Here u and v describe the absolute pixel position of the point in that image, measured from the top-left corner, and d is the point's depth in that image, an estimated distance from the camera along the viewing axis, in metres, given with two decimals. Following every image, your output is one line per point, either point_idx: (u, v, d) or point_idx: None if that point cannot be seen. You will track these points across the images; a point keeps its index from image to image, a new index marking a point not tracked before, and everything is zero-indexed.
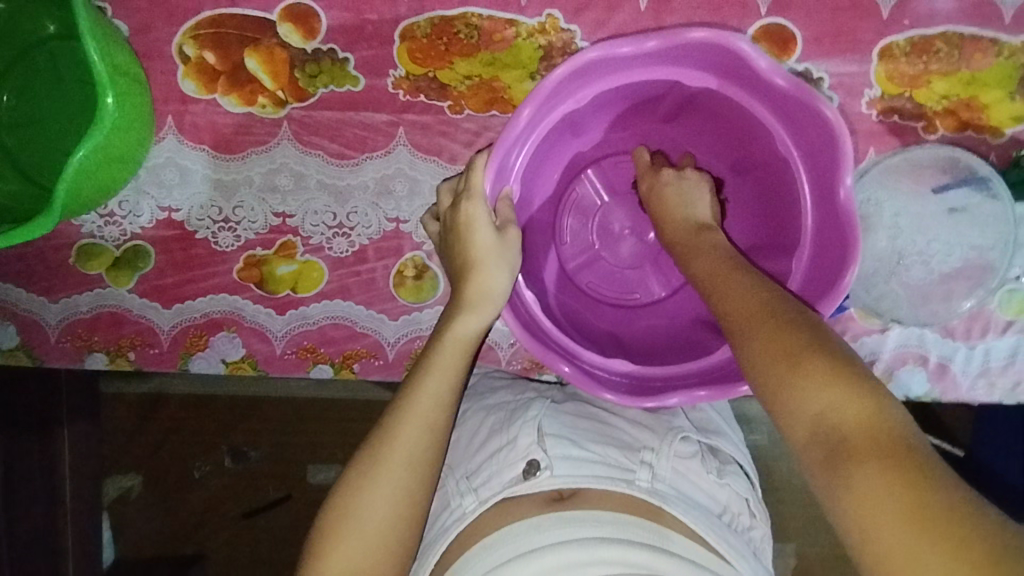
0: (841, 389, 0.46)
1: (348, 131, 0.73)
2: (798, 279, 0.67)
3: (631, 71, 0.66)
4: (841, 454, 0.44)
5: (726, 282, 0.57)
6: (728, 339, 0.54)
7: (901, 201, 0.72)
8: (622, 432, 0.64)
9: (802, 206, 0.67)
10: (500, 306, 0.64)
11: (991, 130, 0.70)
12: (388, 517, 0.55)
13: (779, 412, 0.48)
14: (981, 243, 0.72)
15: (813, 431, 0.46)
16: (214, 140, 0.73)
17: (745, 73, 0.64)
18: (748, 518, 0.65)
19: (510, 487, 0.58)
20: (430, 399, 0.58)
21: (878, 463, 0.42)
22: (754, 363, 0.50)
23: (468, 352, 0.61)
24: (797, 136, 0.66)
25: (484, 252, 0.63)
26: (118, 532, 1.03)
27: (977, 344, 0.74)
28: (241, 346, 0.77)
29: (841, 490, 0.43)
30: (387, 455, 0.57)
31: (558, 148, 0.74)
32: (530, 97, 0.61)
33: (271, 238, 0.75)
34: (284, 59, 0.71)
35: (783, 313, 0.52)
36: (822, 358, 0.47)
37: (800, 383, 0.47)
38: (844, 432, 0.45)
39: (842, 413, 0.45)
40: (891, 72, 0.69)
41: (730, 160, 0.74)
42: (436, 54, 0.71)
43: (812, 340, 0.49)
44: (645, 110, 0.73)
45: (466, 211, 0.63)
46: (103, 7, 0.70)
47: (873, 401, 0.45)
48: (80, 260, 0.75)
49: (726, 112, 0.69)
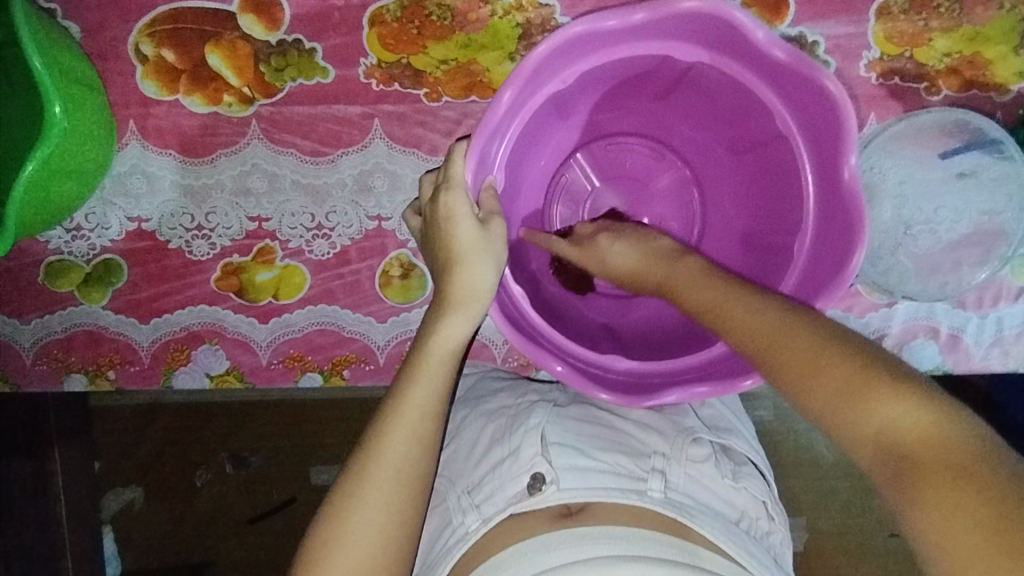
0: (906, 402, 0.42)
1: (321, 126, 0.69)
2: (802, 265, 0.64)
3: (619, 48, 0.62)
4: (915, 475, 0.40)
5: (739, 297, 0.52)
6: (755, 364, 0.50)
7: (907, 168, 0.68)
8: (631, 437, 0.62)
9: (802, 187, 0.64)
10: (487, 301, 0.60)
11: (996, 87, 0.66)
12: (378, 528, 0.53)
13: (838, 432, 0.44)
14: (990, 207, 0.68)
15: (879, 450, 0.42)
16: (180, 143, 0.69)
17: (740, 47, 0.60)
18: (767, 523, 0.62)
19: (515, 504, 0.55)
20: (416, 407, 0.56)
21: (955, 482, 0.39)
22: (794, 383, 0.46)
23: (456, 353, 0.58)
24: (796, 112, 0.62)
25: (467, 245, 0.60)
26: (122, 548, 0.99)
27: (989, 313, 0.71)
28: (225, 359, 0.74)
29: (918, 517, 0.40)
30: (373, 466, 0.54)
31: (544, 132, 0.70)
32: (512, 77, 0.58)
33: (248, 244, 0.72)
34: (247, 54, 0.67)
35: (817, 325, 0.48)
36: (879, 376, 0.44)
37: (860, 401, 0.43)
38: (913, 451, 0.41)
39: (911, 431, 0.42)
40: (889, 32, 0.65)
41: (726, 139, 0.71)
42: (408, 39, 0.67)
43: (861, 356, 0.45)
44: (634, 87, 0.70)
45: (446, 202, 0.60)
46: (52, 9, 0.66)
47: (937, 413, 0.42)
48: (49, 279, 0.72)
49: (719, 90, 0.66)
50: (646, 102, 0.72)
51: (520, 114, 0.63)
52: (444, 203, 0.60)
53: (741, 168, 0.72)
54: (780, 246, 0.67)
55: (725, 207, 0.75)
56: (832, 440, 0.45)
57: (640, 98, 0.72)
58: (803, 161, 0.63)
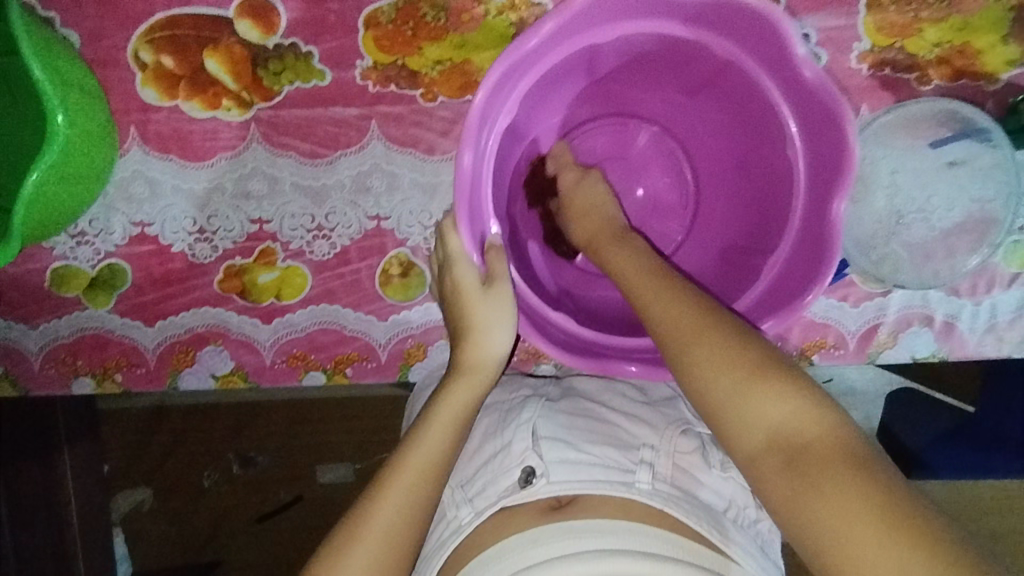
0: (792, 399, 0.47)
1: (319, 128, 0.70)
2: (798, 221, 0.65)
3: (585, 32, 0.63)
4: (798, 462, 0.45)
5: (658, 291, 0.55)
6: (664, 352, 0.53)
7: (898, 157, 0.69)
8: (621, 429, 0.63)
9: (788, 142, 0.64)
10: (501, 363, 0.65)
11: (986, 76, 0.67)
12: (376, 557, 0.54)
13: (732, 428, 0.48)
14: (983, 195, 0.69)
15: (768, 441, 0.46)
16: (180, 148, 0.70)
17: (706, 9, 0.61)
18: (755, 510, 0.62)
19: (506, 496, 0.57)
20: (430, 444, 0.59)
21: (833, 467, 0.43)
22: (700, 375, 0.50)
23: (468, 407, 0.62)
24: (769, 70, 0.63)
25: (481, 318, 0.64)
26: (132, 546, 1.01)
27: (983, 300, 0.72)
28: (229, 359, 0.75)
29: (794, 499, 0.44)
30: (381, 497, 0.56)
31: (536, 117, 0.72)
32: (502, 56, 0.58)
33: (249, 246, 0.73)
34: (245, 58, 0.68)
35: (723, 319, 0.52)
36: (774, 376, 0.48)
37: (755, 394, 0.47)
38: (802, 443, 0.45)
39: (800, 427, 0.46)
40: (879, 23, 0.66)
41: (710, 111, 0.72)
42: (403, 40, 0.67)
43: (764, 356, 0.49)
44: (617, 69, 0.71)
45: (453, 279, 0.65)
46: (51, 18, 0.67)
47: (823, 417, 0.46)
48: (55, 284, 0.73)
49: (693, 60, 0.67)
50: (647, 88, 0.74)
51: (507, 107, 0.64)
52: (454, 275, 0.65)
53: (727, 139, 0.73)
54: (768, 231, 0.68)
55: (719, 178, 0.76)
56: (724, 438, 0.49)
57: (620, 80, 0.73)
58: (796, 149, 0.64)
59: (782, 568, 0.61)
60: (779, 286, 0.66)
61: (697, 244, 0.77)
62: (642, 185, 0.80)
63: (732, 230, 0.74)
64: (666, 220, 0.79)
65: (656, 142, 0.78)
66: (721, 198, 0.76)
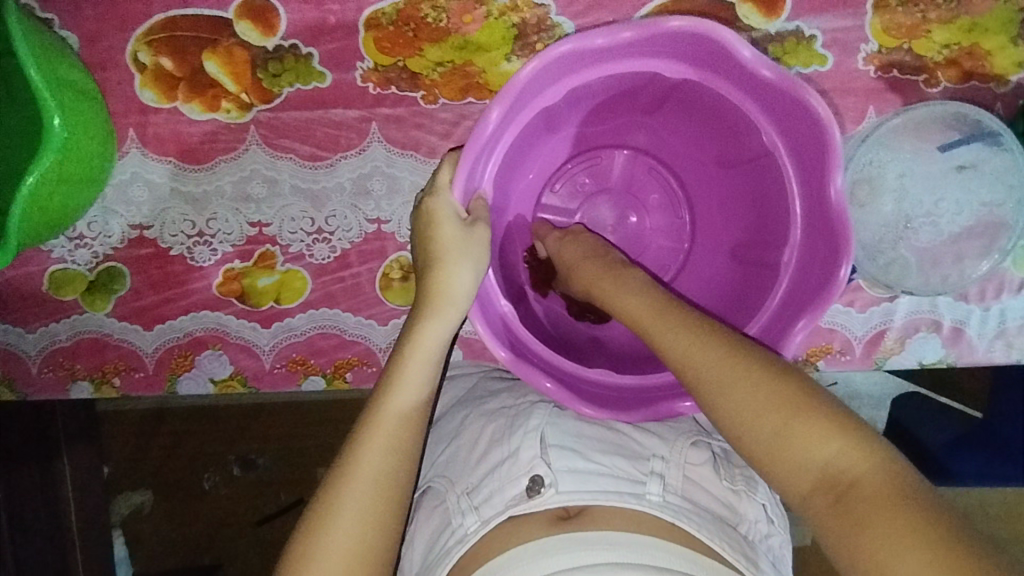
0: (841, 436, 0.46)
1: (319, 130, 0.69)
2: (789, 280, 0.65)
3: (606, 64, 0.62)
4: (853, 503, 0.44)
5: (667, 327, 0.54)
6: (692, 391, 0.52)
7: (906, 161, 0.68)
8: (630, 440, 0.62)
9: (790, 199, 0.64)
10: (470, 298, 0.61)
11: (995, 78, 0.66)
12: (370, 509, 0.53)
13: (776, 470, 0.47)
14: (991, 199, 0.68)
15: (820, 481, 0.46)
16: (179, 150, 0.70)
17: (714, 57, 0.60)
18: (766, 525, 0.61)
19: (513, 506, 0.55)
20: (416, 374, 0.58)
21: (891, 508, 0.42)
22: (734, 417, 0.49)
23: (436, 360, 0.59)
24: (777, 120, 0.62)
25: (450, 243, 0.61)
26: (132, 550, 1.00)
27: (992, 306, 0.71)
28: (228, 364, 0.74)
29: (852, 542, 0.43)
30: (352, 467, 0.54)
31: (531, 146, 0.71)
32: (500, 94, 0.58)
33: (249, 249, 0.72)
34: (244, 59, 0.67)
35: (752, 355, 0.51)
36: (812, 410, 0.47)
37: (802, 434, 0.46)
38: (849, 480, 0.45)
39: (844, 464, 0.45)
40: (887, 25, 0.65)
41: (715, 155, 0.71)
42: (404, 42, 0.67)
43: (797, 391, 0.48)
44: (625, 101, 0.70)
45: (429, 206, 0.62)
46: (49, 19, 0.66)
47: (865, 450, 0.45)
48: (54, 287, 0.72)
49: (700, 101, 0.66)
50: (636, 114, 0.72)
51: (518, 119, 0.64)
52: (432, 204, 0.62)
53: (729, 181, 0.72)
54: (772, 244, 0.67)
55: (714, 216, 0.75)
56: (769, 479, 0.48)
57: (629, 111, 0.72)
58: (778, 142, 0.63)
59: None
60: (793, 299, 0.64)
61: (693, 274, 0.76)
62: (637, 212, 0.77)
63: (731, 257, 0.73)
64: (662, 247, 0.77)
65: (652, 172, 0.76)
66: (717, 219, 0.75)
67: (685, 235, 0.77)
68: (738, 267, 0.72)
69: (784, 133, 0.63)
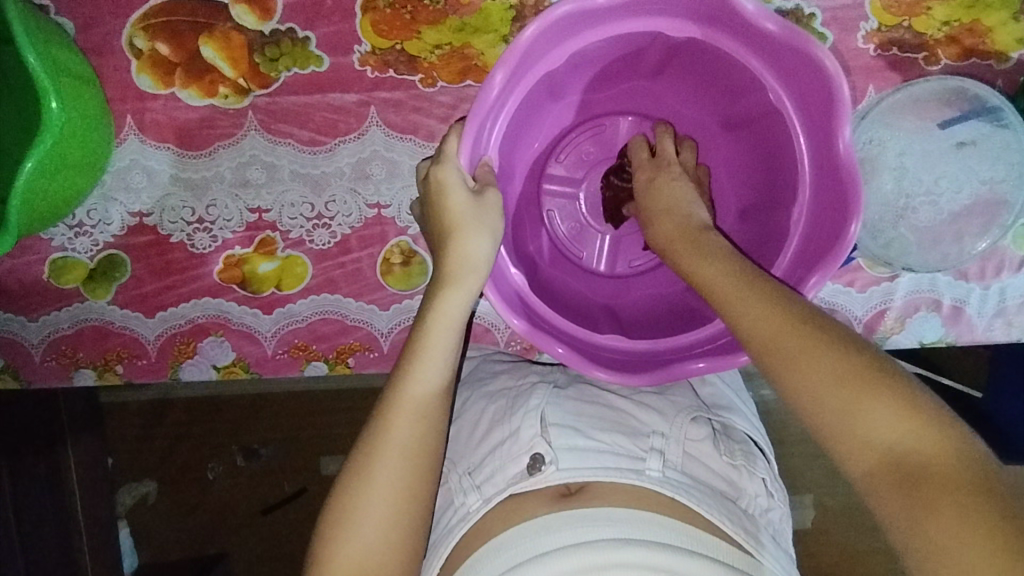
0: (914, 419, 0.44)
1: (317, 115, 0.69)
2: (799, 239, 0.65)
3: (611, 25, 0.62)
4: (916, 485, 0.42)
5: (744, 293, 0.52)
6: (758, 363, 0.50)
7: (905, 139, 0.68)
8: (629, 416, 0.62)
9: (799, 156, 0.64)
10: (485, 271, 0.60)
11: (996, 55, 0.66)
12: (404, 464, 0.54)
13: (838, 443, 0.45)
14: (991, 176, 0.68)
15: (882, 461, 0.44)
16: (177, 137, 0.69)
17: (722, 12, 0.59)
18: (766, 500, 0.61)
19: (515, 484, 0.56)
20: (439, 343, 0.57)
21: (961, 493, 0.41)
22: (803, 393, 0.47)
23: (457, 331, 0.58)
24: (785, 76, 0.62)
25: (462, 214, 0.60)
26: (138, 538, 1.01)
27: (992, 284, 0.71)
28: (230, 350, 0.75)
29: (912, 524, 0.42)
30: (380, 442, 0.54)
31: (536, 114, 0.70)
32: (504, 59, 0.57)
33: (249, 235, 0.72)
34: (241, 44, 0.67)
35: (825, 329, 0.49)
36: (882, 388, 0.45)
37: (869, 410, 0.45)
38: (912, 460, 0.43)
39: (908, 443, 0.44)
40: (886, 2, 0.65)
41: (721, 115, 0.72)
42: (401, 25, 0.66)
43: (872, 367, 0.46)
44: (630, 65, 0.70)
45: (438, 175, 0.60)
46: (45, 5, 0.66)
47: (939, 431, 0.43)
48: (54, 276, 0.72)
49: (706, 60, 0.66)
50: (642, 78, 0.72)
51: (518, 88, 0.63)
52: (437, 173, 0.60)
53: (738, 142, 0.72)
54: (783, 204, 0.67)
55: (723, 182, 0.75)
56: (830, 453, 0.46)
57: (634, 76, 0.72)
58: (784, 99, 0.63)
59: (793, 557, 0.61)
60: (805, 256, 0.64)
61: None
62: None
63: (739, 221, 0.73)
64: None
65: None
66: (727, 187, 0.75)
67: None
68: (750, 229, 0.71)
69: (791, 90, 0.62)
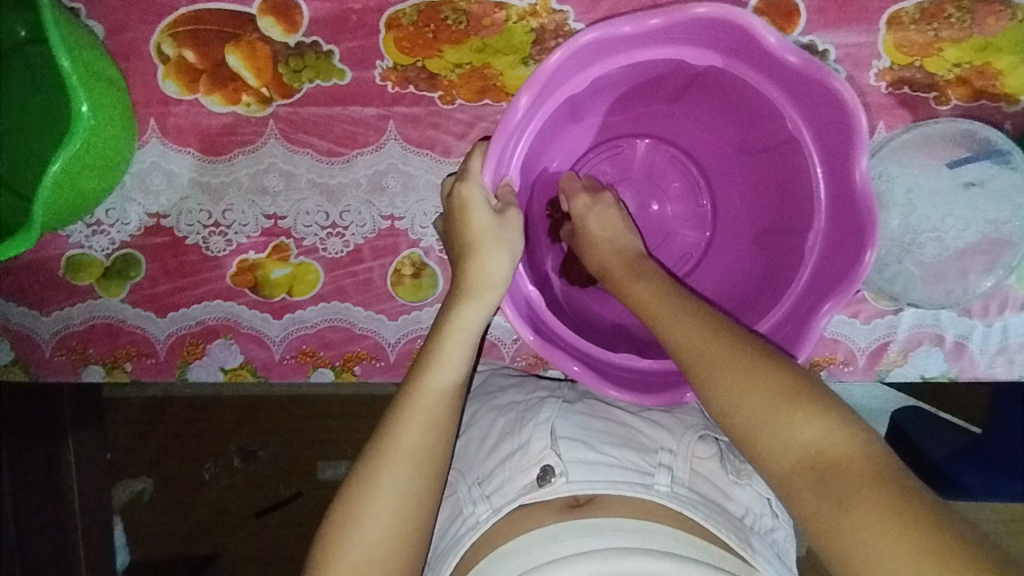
0: (822, 419, 0.49)
1: (336, 126, 0.70)
2: (814, 265, 0.66)
3: (632, 53, 0.63)
4: (831, 481, 0.47)
5: (665, 312, 0.58)
6: (686, 374, 0.55)
7: (914, 177, 0.69)
8: (638, 433, 0.62)
9: (812, 184, 0.65)
10: (503, 288, 0.61)
11: (1006, 97, 0.67)
12: (410, 473, 0.55)
13: (761, 450, 0.50)
14: (997, 216, 0.69)
15: (800, 462, 0.49)
16: (199, 142, 0.71)
17: (744, 42, 0.61)
18: (771, 519, 0.62)
19: (525, 494, 0.56)
20: (454, 354, 0.58)
21: (872, 496, 0.45)
22: (724, 401, 0.52)
23: (470, 344, 0.59)
24: (803, 106, 0.63)
25: (483, 232, 0.61)
26: (130, 536, 1.01)
27: (994, 322, 0.71)
28: (239, 353, 0.75)
29: (830, 519, 0.46)
30: (390, 449, 0.55)
31: (556, 134, 0.71)
32: (529, 83, 0.59)
33: (263, 241, 0.73)
34: (266, 55, 0.68)
35: (743, 345, 0.54)
36: (801, 397, 0.50)
37: (783, 419, 0.50)
38: (826, 459, 0.48)
39: (820, 443, 0.48)
40: (900, 42, 0.66)
41: (735, 142, 0.72)
42: (424, 43, 0.68)
43: (788, 378, 0.52)
44: (647, 91, 0.71)
45: (462, 192, 0.61)
46: (77, 8, 0.68)
47: (846, 431, 0.49)
48: (70, 272, 0.73)
49: (724, 88, 0.67)
50: (658, 102, 0.73)
51: (543, 110, 0.64)
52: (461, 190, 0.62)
53: (747, 168, 0.73)
54: (796, 228, 0.68)
55: (735, 206, 0.76)
56: (755, 460, 0.51)
57: (650, 101, 0.73)
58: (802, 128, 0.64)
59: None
60: (822, 279, 0.65)
61: (714, 265, 0.77)
62: (658, 200, 0.79)
63: (753, 242, 0.74)
64: (686, 236, 0.79)
65: (674, 160, 0.78)
66: (739, 208, 0.76)
67: (707, 222, 0.78)
68: (765, 253, 0.72)
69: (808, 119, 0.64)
